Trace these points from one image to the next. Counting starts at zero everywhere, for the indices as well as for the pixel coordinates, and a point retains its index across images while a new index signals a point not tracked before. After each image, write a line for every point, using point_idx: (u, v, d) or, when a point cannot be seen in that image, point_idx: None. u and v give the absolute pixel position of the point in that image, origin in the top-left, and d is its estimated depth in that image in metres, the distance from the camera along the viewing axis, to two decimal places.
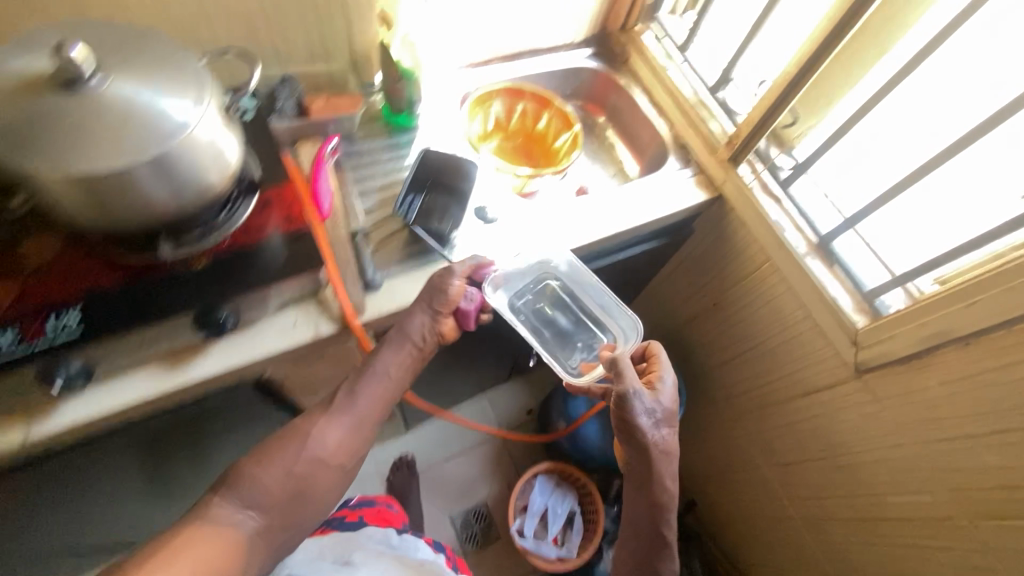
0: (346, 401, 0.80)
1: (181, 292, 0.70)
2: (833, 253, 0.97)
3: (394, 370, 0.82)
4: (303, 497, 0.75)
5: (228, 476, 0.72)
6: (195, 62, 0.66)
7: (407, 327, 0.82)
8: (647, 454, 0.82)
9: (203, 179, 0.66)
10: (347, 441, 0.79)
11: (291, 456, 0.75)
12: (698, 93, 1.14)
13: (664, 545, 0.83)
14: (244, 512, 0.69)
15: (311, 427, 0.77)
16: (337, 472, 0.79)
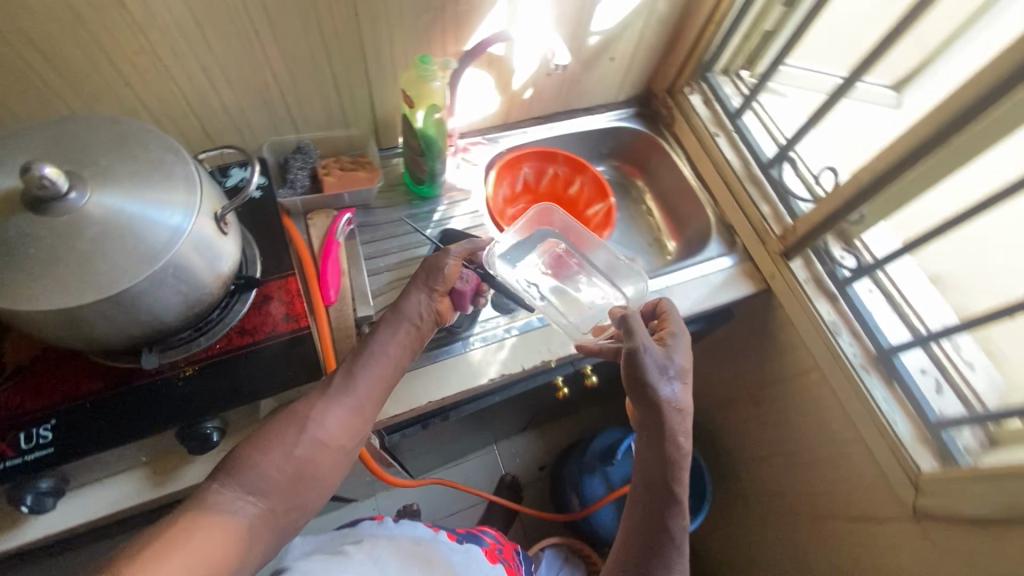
0: (345, 382, 0.65)
1: (163, 405, 0.64)
2: (895, 369, 0.87)
3: (395, 352, 0.68)
4: (310, 476, 0.61)
5: (231, 460, 0.59)
6: (189, 166, 0.58)
7: (405, 307, 0.69)
8: (658, 404, 0.66)
9: (182, 294, 0.59)
10: (351, 427, 0.64)
11: (289, 444, 0.60)
12: (748, 169, 1.04)
13: (671, 517, 0.64)
14: (246, 499, 0.56)
15: (310, 410, 0.62)
16: (345, 457, 0.64)
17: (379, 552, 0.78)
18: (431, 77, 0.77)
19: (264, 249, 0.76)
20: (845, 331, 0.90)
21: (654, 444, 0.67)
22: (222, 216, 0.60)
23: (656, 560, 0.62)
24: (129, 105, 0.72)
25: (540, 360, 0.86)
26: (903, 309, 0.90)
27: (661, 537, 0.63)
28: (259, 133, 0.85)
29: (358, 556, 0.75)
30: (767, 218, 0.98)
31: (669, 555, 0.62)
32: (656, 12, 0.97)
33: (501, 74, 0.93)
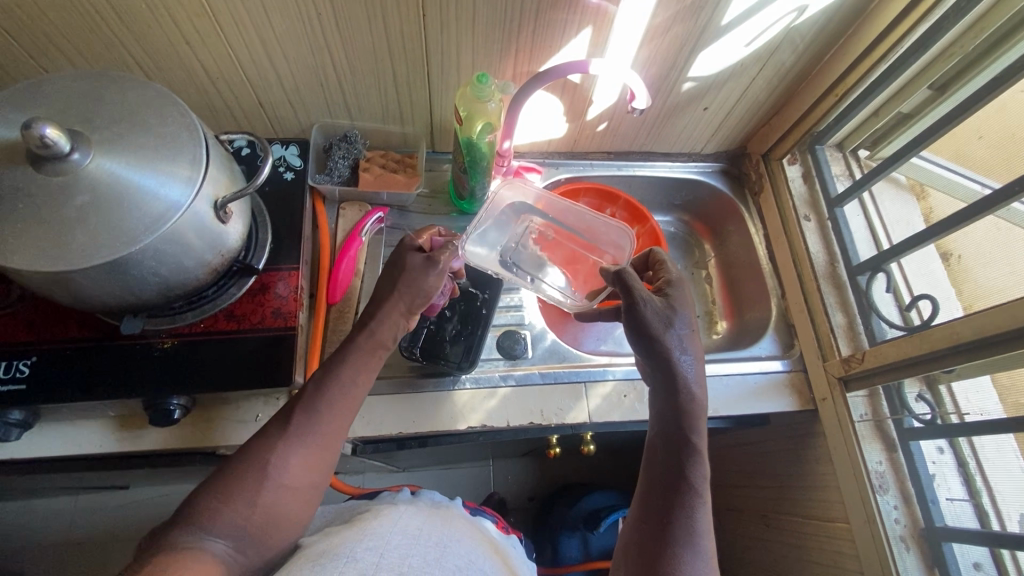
0: (305, 419, 0.59)
1: (136, 373, 0.64)
2: (941, 556, 0.73)
3: (359, 377, 0.62)
4: (283, 518, 0.57)
5: (189, 507, 0.55)
6: (199, 150, 0.55)
7: (378, 333, 0.64)
8: (666, 360, 0.61)
9: (166, 278, 0.57)
10: (317, 460, 0.59)
11: (254, 491, 0.56)
12: (831, 267, 0.89)
13: (686, 487, 0.57)
14: (217, 541, 0.53)
15: (271, 452, 0.57)
16: (317, 489, 0.60)
17: (396, 517, 0.74)
18: (486, 98, 0.71)
19: (279, 235, 0.74)
20: (891, 491, 0.77)
21: (664, 405, 0.61)
22: (221, 206, 0.57)
23: (670, 535, 0.55)
24: (189, 65, 0.72)
25: (528, 421, 0.79)
26: (976, 483, 0.73)
27: (677, 509, 0.56)
28: (314, 113, 0.83)
29: (374, 524, 0.70)
30: (835, 331, 0.85)
31: (684, 526, 0.55)
32: (768, 71, 0.84)
33: (574, 103, 0.85)
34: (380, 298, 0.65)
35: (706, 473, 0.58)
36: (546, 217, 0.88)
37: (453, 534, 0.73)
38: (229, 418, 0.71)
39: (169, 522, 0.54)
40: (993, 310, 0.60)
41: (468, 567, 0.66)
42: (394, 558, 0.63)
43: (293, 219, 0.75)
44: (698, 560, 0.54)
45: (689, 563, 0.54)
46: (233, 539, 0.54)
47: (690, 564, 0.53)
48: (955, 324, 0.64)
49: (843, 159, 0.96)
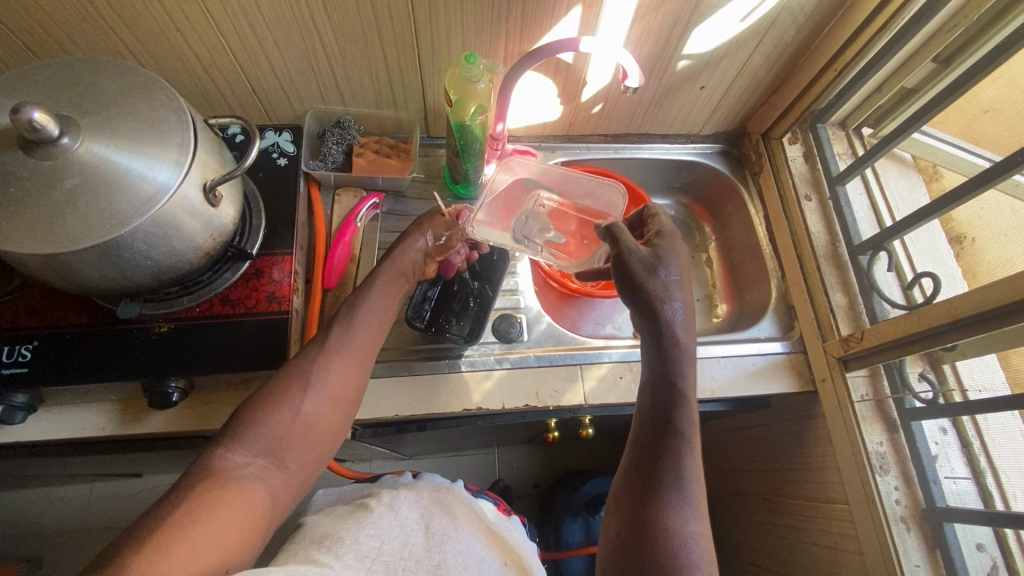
0: (342, 332, 0.63)
1: (133, 357, 0.65)
2: (943, 536, 0.72)
3: (385, 303, 0.67)
4: (318, 433, 0.59)
5: (234, 421, 0.57)
6: (187, 133, 0.55)
7: (400, 260, 0.70)
8: (651, 308, 0.61)
9: (159, 260, 0.57)
10: (353, 376, 0.62)
11: (296, 400, 0.58)
12: (832, 248, 0.88)
13: (673, 432, 0.57)
14: (253, 462, 0.55)
15: (312, 362, 0.60)
16: (351, 408, 0.63)
17: (399, 501, 0.70)
18: (475, 78, 0.70)
19: (273, 220, 0.74)
20: (892, 471, 0.76)
21: (652, 354, 0.61)
22: (210, 189, 0.57)
23: (657, 478, 0.55)
24: (181, 52, 0.72)
25: (524, 403, 0.79)
26: (980, 465, 0.70)
27: (663, 455, 0.56)
28: (307, 99, 0.83)
29: (376, 509, 0.67)
30: (836, 311, 0.84)
31: (671, 470, 0.55)
32: (765, 47, 0.83)
33: (568, 84, 0.85)
34: (402, 235, 0.72)
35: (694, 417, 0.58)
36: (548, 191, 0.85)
37: (456, 519, 0.69)
38: (228, 401, 0.72)
39: (218, 434, 0.56)
40: (994, 283, 0.59)
41: (470, 550, 0.64)
42: (395, 545, 0.61)
43: (286, 205, 0.75)
44: (685, 502, 0.54)
45: (675, 506, 0.54)
46: (272, 456, 0.56)
47: (677, 507, 0.54)
48: (953, 299, 0.63)
49: (846, 137, 0.94)
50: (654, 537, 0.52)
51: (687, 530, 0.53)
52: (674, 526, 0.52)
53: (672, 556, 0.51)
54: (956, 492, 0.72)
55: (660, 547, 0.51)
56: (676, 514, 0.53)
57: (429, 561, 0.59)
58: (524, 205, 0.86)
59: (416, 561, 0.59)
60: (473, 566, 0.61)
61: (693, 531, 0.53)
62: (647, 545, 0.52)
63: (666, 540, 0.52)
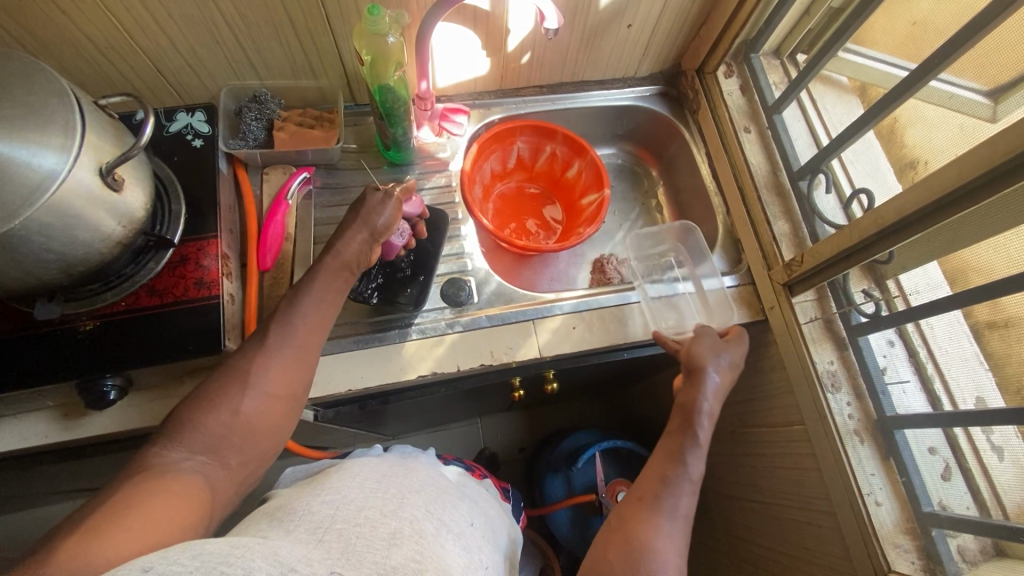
0: (281, 331, 0.61)
1: (60, 359, 0.63)
2: (893, 442, 0.74)
3: (325, 297, 0.64)
4: (260, 432, 0.58)
5: (172, 420, 0.56)
6: (71, 114, 0.52)
7: (343, 252, 0.65)
8: (699, 370, 0.70)
9: (64, 252, 0.55)
10: (296, 373, 0.61)
11: (235, 400, 0.57)
12: (773, 177, 0.88)
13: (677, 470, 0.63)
14: (193, 459, 0.54)
15: (251, 362, 0.59)
16: (296, 405, 0.61)
17: (357, 469, 0.69)
18: (382, 32, 0.67)
19: (194, 204, 0.71)
20: (844, 388, 0.78)
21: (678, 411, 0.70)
22: (108, 173, 0.55)
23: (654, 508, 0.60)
24: (69, 35, 0.68)
25: (478, 363, 0.78)
26: (927, 370, 0.72)
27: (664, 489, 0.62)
28: (219, 76, 0.79)
29: (335, 476, 0.67)
30: (780, 239, 0.84)
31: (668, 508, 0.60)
32: None
33: (490, 34, 0.82)
34: (342, 223, 0.67)
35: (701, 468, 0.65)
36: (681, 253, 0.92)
37: (417, 483, 0.70)
38: (172, 394, 0.70)
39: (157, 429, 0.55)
40: (915, 186, 0.59)
41: (428, 517, 0.62)
42: (351, 511, 0.58)
43: (206, 188, 0.72)
44: (673, 536, 0.59)
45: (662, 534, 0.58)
46: (212, 453, 0.55)
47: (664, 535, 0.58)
48: (880, 207, 0.63)
49: (780, 66, 0.94)
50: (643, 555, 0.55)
51: (670, 555, 0.56)
52: (658, 548, 0.56)
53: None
54: (903, 399, 0.74)
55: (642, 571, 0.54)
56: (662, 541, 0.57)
57: (384, 528, 0.56)
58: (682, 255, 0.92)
59: (372, 527, 0.55)
60: (428, 535, 0.59)
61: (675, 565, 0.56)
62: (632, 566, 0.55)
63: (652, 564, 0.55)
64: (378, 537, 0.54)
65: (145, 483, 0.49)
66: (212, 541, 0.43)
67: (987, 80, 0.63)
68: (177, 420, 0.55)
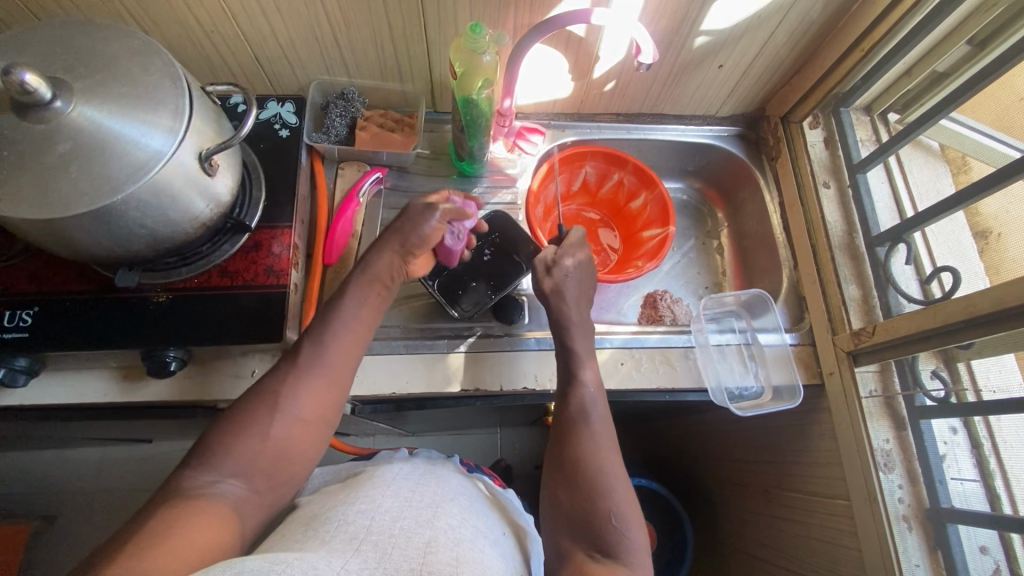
0: (314, 352, 0.62)
1: (133, 328, 0.65)
2: (943, 536, 0.70)
3: (362, 316, 0.66)
4: (291, 454, 0.59)
5: (204, 444, 0.57)
6: (181, 100, 0.54)
7: (374, 267, 0.67)
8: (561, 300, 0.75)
9: (153, 228, 0.57)
10: (324, 398, 0.61)
11: (265, 426, 0.58)
12: (849, 238, 0.85)
13: (578, 428, 0.66)
14: (225, 481, 0.54)
15: (281, 387, 0.60)
16: (325, 429, 0.63)
17: (389, 478, 0.69)
18: (481, 50, 0.67)
19: (273, 193, 0.73)
20: (897, 470, 0.74)
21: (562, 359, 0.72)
22: (206, 158, 0.56)
23: (596, 486, 0.60)
24: (183, 18, 0.71)
25: (521, 386, 0.78)
26: (989, 466, 0.68)
27: (579, 455, 0.63)
28: (311, 69, 0.81)
29: (369, 484, 0.67)
30: (848, 304, 0.81)
31: (615, 477, 0.61)
32: (790, 23, 0.78)
33: (579, 59, 0.82)
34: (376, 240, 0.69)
35: (609, 429, 0.67)
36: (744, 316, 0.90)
37: (451, 493, 0.69)
38: (228, 374, 0.72)
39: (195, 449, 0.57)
40: (1019, 280, 0.56)
41: (463, 526, 0.62)
42: (386, 522, 0.58)
43: (286, 177, 0.74)
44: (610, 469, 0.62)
45: (615, 505, 0.59)
46: (236, 480, 0.55)
47: (616, 508, 0.58)
48: (974, 296, 0.60)
49: (870, 123, 0.90)
50: (600, 538, 0.57)
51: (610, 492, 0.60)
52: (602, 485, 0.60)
53: (603, 553, 0.56)
54: (961, 493, 0.70)
55: (603, 547, 0.56)
56: (616, 511, 0.58)
57: (419, 538, 0.56)
58: (750, 315, 0.89)
59: (406, 537, 0.56)
60: (465, 542, 0.59)
61: (634, 540, 0.57)
62: (586, 553, 0.56)
63: (606, 534, 0.57)
64: (413, 549, 0.54)
65: (175, 506, 0.50)
66: (251, 559, 0.44)
67: None
68: (210, 443, 0.57)
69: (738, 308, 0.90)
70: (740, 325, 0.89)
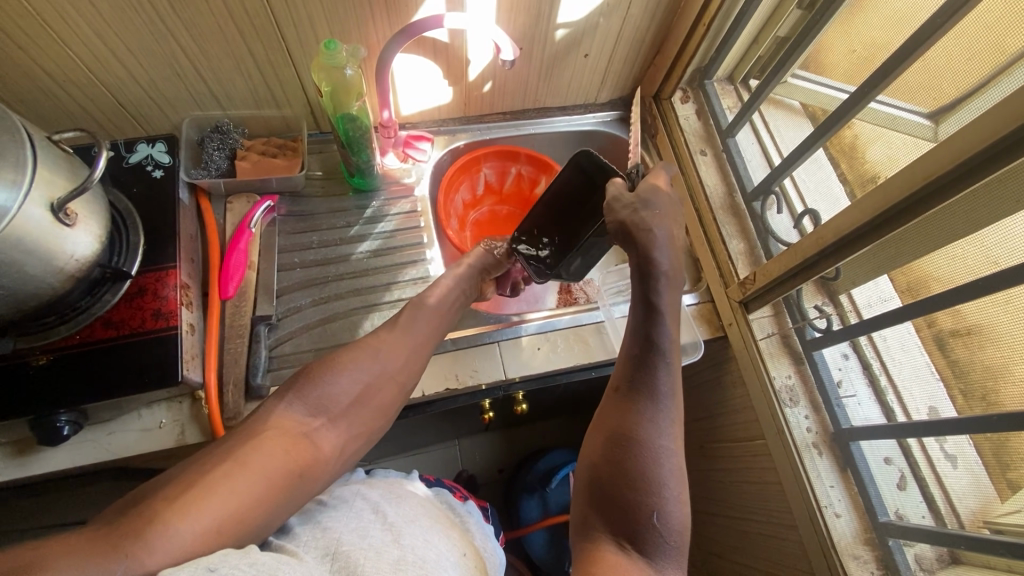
0: (411, 315, 0.71)
1: (13, 398, 0.62)
2: (848, 453, 0.77)
3: (444, 303, 0.75)
4: (370, 405, 0.63)
5: (300, 376, 0.60)
6: (22, 150, 0.52)
7: (465, 276, 0.80)
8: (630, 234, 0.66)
9: (13, 288, 0.54)
10: (409, 361, 0.68)
11: (358, 370, 0.62)
12: (729, 198, 0.91)
13: (644, 401, 0.57)
14: (312, 420, 0.58)
15: (381, 342, 0.66)
16: (399, 391, 0.67)
17: (353, 495, 0.66)
18: (340, 65, 0.68)
19: (154, 236, 0.71)
20: (801, 402, 0.80)
21: (636, 317, 0.63)
22: (60, 208, 0.55)
23: (648, 476, 0.53)
24: (26, 69, 0.68)
25: (444, 387, 0.79)
26: (881, 384, 0.74)
27: (635, 433, 0.55)
28: (181, 107, 0.80)
29: (330, 504, 0.64)
30: (736, 257, 0.87)
31: (670, 468, 0.53)
32: (639, 7, 0.84)
33: (451, 65, 0.85)
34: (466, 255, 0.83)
35: (679, 410, 0.58)
36: None
37: (410, 512, 0.67)
38: (130, 427, 0.69)
39: None
40: (856, 208, 0.62)
41: (427, 547, 0.60)
42: (354, 537, 0.56)
43: (165, 219, 0.72)
44: (665, 452, 0.54)
45: (661, 503, 0.51)
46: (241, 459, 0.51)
47: (661, 507, 0.51)
48: (825, 228, 0.66)
49: (733, 91, 0.98)
50: (634, 529, 0.51)
51: (664, 489, 0.52)
52: (656, 475, 0.53)
53: (634, 544, 0.50)
54: (860, 412, 0.76)
55: (635, 542, 0.50)
56: (662, 509, 0.51)
57: (389, 553, 0.55)
58: None
59: (378, 553, 0.54)
60: (431, 560, 0.57)
61: (675, 546, 0.51)
62: (610, 539, 0.51)
63: (642, 530, 0.51)
64: (386, 564, 0.53)
65: (255, 447, 0.52)
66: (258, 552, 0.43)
67: (927, 104, 0.67)
68: (303, 378, 0.59)
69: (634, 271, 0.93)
70: None
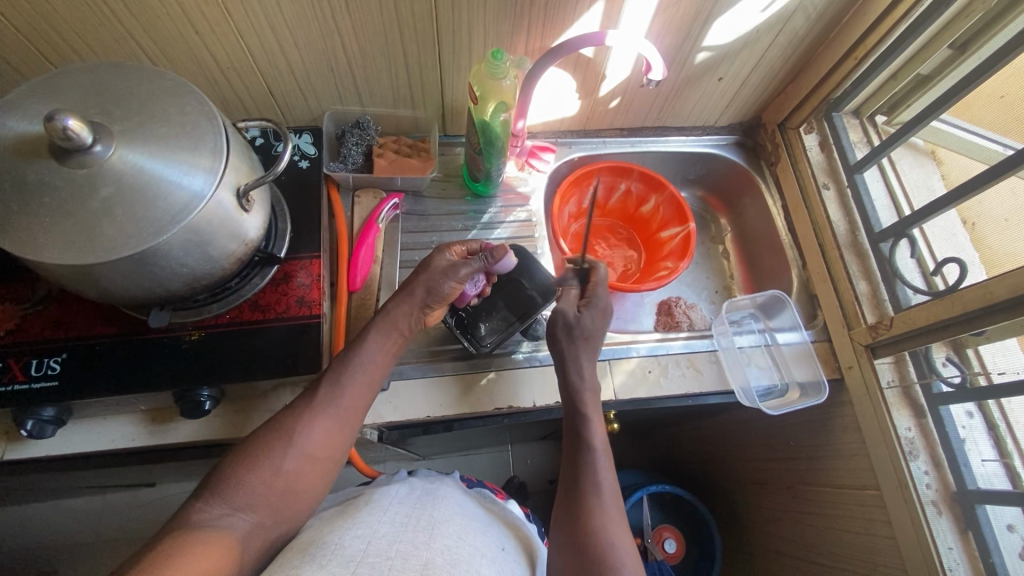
0: (331, 391, 0.61)
1: (164, 369, 0.64)
2: (973, 517, 0.72)
3: (374, 358, 0.64)
4: (300, 490, 0.59)
5: (216, 477, 0.57)
6: (219, 137, 0.54)
7: (394, 315, 0.66)
8: None
9: (191, 267, 0.56)
10: (339, 435, 0.61)
11: (278, 459, 0.57)
12: (853, 236, 0.88)
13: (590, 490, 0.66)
14: (231, 517, 0.54)
15: (295, 420, 0.59)
16: (333, 466, 0.62)
17: (389, 498, 0.67)
18: (501, 75, 0.71)
19: (298, 224, 0.73)
20: (922, 456, 0.76)
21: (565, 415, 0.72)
22: (243, 193, 0.56)
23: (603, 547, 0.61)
24: (199, 55, 0.71)
25: (555, 401, 0.79)
26: (1007, 447, 0.71)
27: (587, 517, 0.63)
28: (326, 101, 0.82)
29: (366, 508, 0.64)
30: (860, 299, 0.84)
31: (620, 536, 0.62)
32: (783, 37, 0.83)
33: (587, 79, 0.85)
34: (405, 284, 0.68)
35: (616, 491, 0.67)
36: (762, 316, 0.94)
37: (448, 511, 0.66)
38: (258, 409, 0.71)
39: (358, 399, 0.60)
40: None
41: (462, 546, 0.59)
42: (382, 545, 0.55)
43: (308, 207, 0.75)
44: (612, 521, 0.64)
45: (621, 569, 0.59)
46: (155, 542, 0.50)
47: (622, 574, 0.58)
48: (995, 284, 0.64)
49: (860, 125, 0.93)
50: None
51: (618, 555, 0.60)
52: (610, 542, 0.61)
53: None
54: (987, 474, 0.72)
55: None
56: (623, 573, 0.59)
57: (415, 561, 0.54)
58: (770, 313, 0.93)
59: (403, 560, 0.53)
60: (463, 563, 0.56)
61: None
62: None
63: None
64: (409, 571, 0.52)
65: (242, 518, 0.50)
66: None
67: None
68: (221, 478, 0.56)
69: (752, 304, 0.95)
70: (758, 324, 0.94)
